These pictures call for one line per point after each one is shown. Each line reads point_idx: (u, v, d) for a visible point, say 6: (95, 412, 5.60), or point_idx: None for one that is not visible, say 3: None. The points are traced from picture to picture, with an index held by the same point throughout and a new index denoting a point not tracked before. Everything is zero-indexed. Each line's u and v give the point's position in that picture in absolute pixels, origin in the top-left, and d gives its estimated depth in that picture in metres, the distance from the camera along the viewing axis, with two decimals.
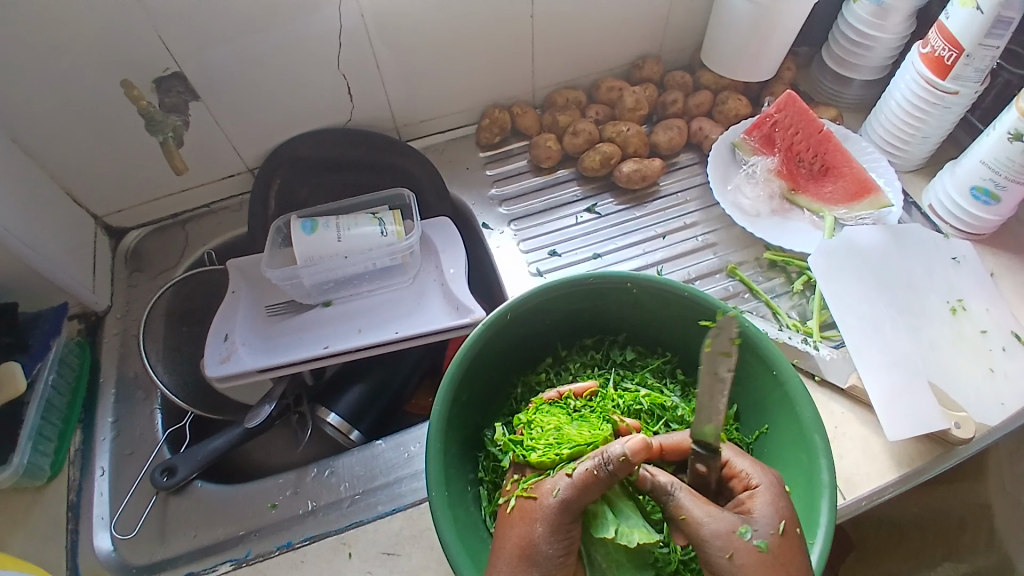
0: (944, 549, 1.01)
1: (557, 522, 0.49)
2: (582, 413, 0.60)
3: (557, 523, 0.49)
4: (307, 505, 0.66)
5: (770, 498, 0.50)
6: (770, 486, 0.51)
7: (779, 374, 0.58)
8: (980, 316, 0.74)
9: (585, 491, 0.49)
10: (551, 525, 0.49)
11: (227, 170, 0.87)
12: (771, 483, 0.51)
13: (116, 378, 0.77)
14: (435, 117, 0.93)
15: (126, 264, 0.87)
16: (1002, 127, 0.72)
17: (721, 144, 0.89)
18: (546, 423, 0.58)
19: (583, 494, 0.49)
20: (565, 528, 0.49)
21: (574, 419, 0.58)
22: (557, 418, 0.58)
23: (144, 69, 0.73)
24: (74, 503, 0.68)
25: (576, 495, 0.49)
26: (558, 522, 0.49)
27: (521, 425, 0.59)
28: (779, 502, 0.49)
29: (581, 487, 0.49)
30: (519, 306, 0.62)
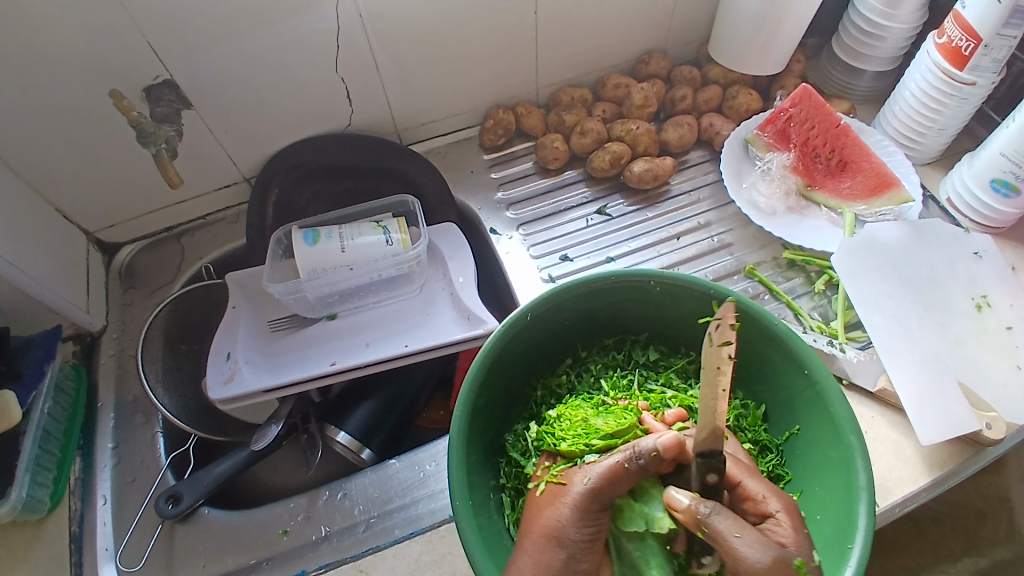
0: (963, 545, 0.98)
1: (587, 511, 0.47)
2: (611, 407, 0.59)
3: (585, 513, 0.47)
4: (320, 530, 0.63)
5: (791, 523, 0.47)
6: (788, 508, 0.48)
7: (810, 374, 0.56)
8: (1006, 312, 0.72)
9: (618, 484, 0.47)
10: (580, 513, 0.47)
11: (223, 180, 0.84)
12: (788, 507, 0.48)
13: (113, 403, 0.74)
14: (436, 120, 0.90)
15: (121, 281, 0.84)
16: (1023, 118, 0.70)
17: (734, 140, 0.86)
18: (571, 417, 0.57)
19: (613, 487, 0.47)
20: (593, 520, 0.47)
21: (601, 411, 0.58)
22: (585, 411, 0.58)
23: (134, 78, 0.69)
24: (76, 535, 0.65)
25: (606, 485, 0.47)
26: (585, 509, 0.47)
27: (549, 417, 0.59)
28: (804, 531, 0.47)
29: (612, 477, 0.47)
30: (540, 305, 0.60)
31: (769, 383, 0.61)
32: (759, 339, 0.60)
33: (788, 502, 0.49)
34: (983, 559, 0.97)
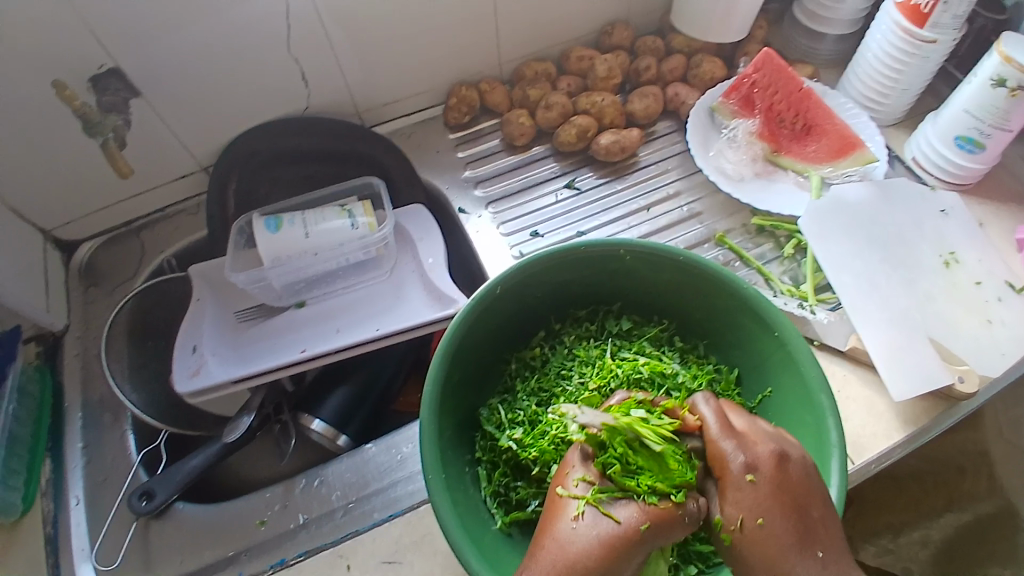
0: (945, 500, 0.98)
1: (616, 556, 0.43)
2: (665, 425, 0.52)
3: (621, 556, 0.43)
4: (298, 518, 0.62)
5: (756, 494, 0.46)
6: (731, 475, 0.47)
7: (780, 335, 0.56)
8: (973, 268, 0.73)
9: (662, 533, 0.45)
10: (613, 554, 0.43)
11: (179, 170, 0.81)
12: (765, 470, 0.47)
13: (80, 403, 0.72)
14: (398, 100, 0.87)
15: (81, 279, 0.81)
16: (983, 74, 0.71)
17: (699, 109, 0.86)
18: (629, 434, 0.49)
19: (662, 534, 0.45)
20: (630, 563, 0.44)
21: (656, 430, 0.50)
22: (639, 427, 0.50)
23: (78, 67, 0.66)
24: (52, 536, 0.63)
25: (654, 530, 0.44)
26: (623, 551, 0.43)
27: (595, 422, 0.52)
28: (747, 494, 0.47)
29: (661, 521, 0.45)
30: (509, 279, 0.59)
31: (741, 346, 0.61)
32: (730, 304, 0.60)
33: (732, 466, 0.47)
34: (966, 513, 0.96)
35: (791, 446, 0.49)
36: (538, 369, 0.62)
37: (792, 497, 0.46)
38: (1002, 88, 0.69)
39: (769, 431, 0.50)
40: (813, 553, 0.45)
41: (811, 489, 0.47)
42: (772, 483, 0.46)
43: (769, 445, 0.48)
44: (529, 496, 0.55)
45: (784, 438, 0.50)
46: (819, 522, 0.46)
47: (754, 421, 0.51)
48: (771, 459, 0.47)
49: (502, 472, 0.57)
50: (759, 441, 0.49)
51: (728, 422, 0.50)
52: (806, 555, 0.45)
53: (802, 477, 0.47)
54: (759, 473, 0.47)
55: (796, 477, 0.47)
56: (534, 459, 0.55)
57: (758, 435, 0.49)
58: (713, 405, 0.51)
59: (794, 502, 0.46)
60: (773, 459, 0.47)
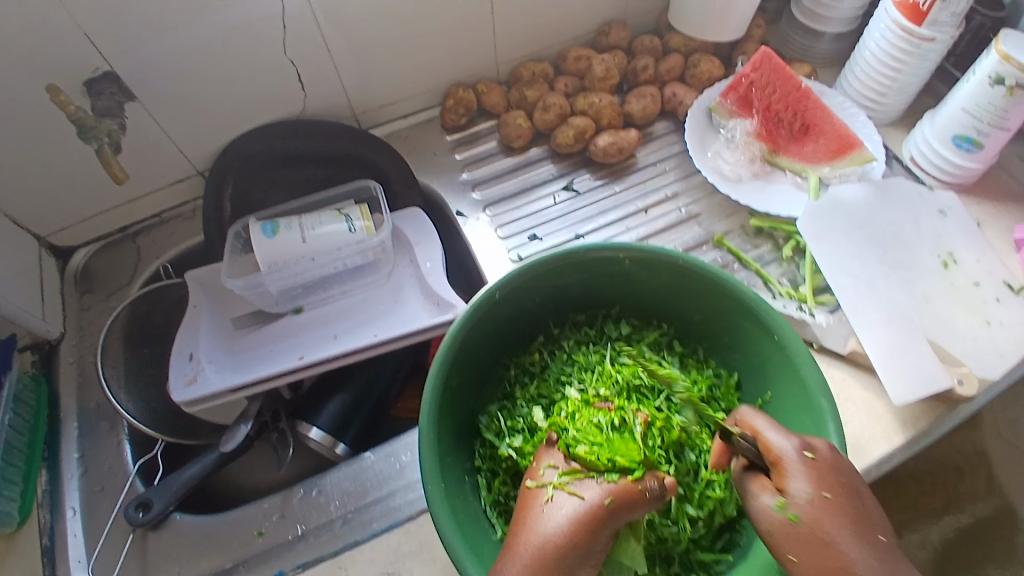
0: (943, 501, 0.98)
1: (586, 534, 0.44)
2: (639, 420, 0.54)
3: (588, 535, 0.44)
4: (296, 529, 0.62)
5: (820, 471, 0.45)
6: (792, 455, 0.45)
7: (780, 339, 0.56)
8: (972, 268, 0.73)
9: (630, 508, 0.45)
10: (582, 531, 0.44)
11: (174, 175, 0.80)
12: (824, 448, 0.46)
13: (76, 412, 0.72)
14: (395, 102, 0.87)
15: (77, 286, 0.80)
16: (982, 72, 0.70)
17: (697, 109, 0.85)
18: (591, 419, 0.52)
19: (627, 510, 0.45)
20: (598, 543, 0.45)
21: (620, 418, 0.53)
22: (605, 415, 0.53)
23: (72, 72, 0.66)
24: (49, 547, 0.64)
25: (621, 507, 0.45)
26: (589, 530, 0.44)
27: (565, 412, 0.55)
28: (813, 470, 0.45)
29: (628, 499, 0.45)
30: (508, 284, 0.58)
31: (740, 350, 0.61)
32: (729, 307, 0.59)
33: (792, 445, 0.46)
34: (964, 516, 0.97)
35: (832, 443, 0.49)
36: (538, 374, 0.62)
37: (848, 478, 0.45)
38: (1000, 86, 0.69)
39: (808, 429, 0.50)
40: (876, 537, 0.43)
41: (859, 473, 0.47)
42: (832, 463, 0.45)
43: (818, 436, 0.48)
44: None
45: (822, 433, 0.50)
46: (872, 506, 0.45)
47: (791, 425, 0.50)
48: (825, 444, 0.47)
49: (502, 480, 0.57)
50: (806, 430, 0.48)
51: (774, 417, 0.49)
52: (869, 537, 0.43)
53: (852, 467, 0.47)
54: (818, 450, 0.46)
55: (848, 462, 0.46)
56: None
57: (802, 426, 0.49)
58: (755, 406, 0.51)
59: (850, 483, 0.45)
60: (827, 444, 0.47)
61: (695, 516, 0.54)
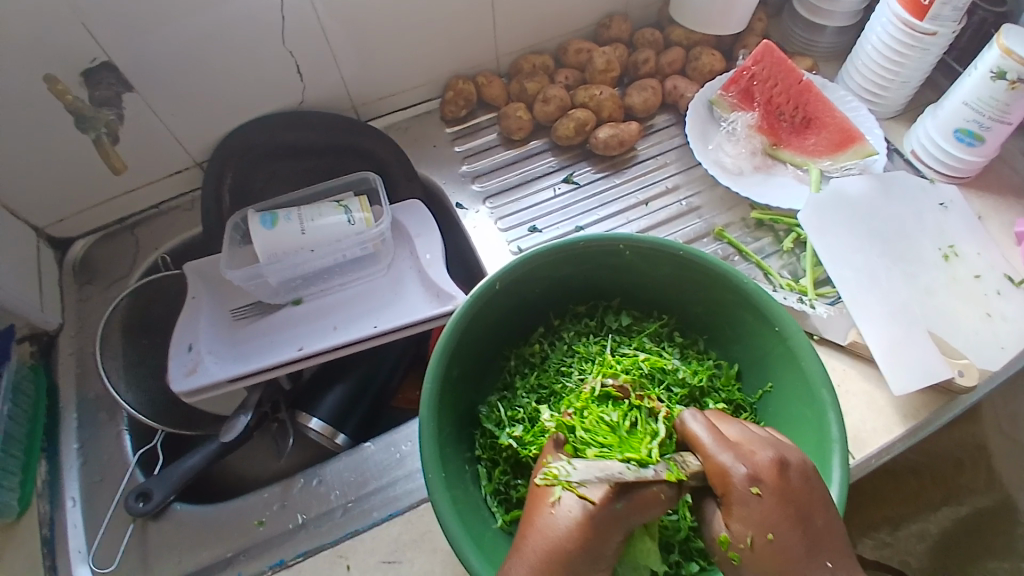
0: (943, 494, 0.99)
1: (593, 537, 0.43)
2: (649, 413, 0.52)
3: (596, 538, 0.43)
4: (297, 518, 0.62)
5: (766, 508, 0.44)
6: (737, 491, 0.45)
7: (781, 331, 0.56)
8: (973, 261, 0.73)
9: (641, 510, 0.44)
10: (588, 536, 0.43)
11: (173, 165, 0.80)
12: (769, 480, 0.45)
13: (76, 402, 0.72)
14: (395, 94, 0.87)
15: (75, 277, 0.80)
16: (984, 66, 0.70)
17: (698, 102, 0.85)
18: (599, 416, 0.51)
19: (637, 512, 0.44)
20: (609, 544, 0.44)
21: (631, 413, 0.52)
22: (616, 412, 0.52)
23: (70, 61, 0.65)
24: (49, 538, 0.63)
25: (633, 511, 0.44)
26: (599, 533, 0.43)
27: (573, 409, 0.54)
28: (755, 509, 0.44)
29: (638, 504, 0.44)
30: (508, 275, 0.58)
31: (740, 341, 0.61)
32: (730, 298, 0.59)
33: (736, 481, 0.45)
34: (963, 507, 0.97)
35: (787, 450, 0.47)
36: (538, 365, 0.62)
37: (798, 507, 0.45)
38: (1002, 80, 0.69)
39: (760, 437, 0.48)
40: (821, 562, 0.45)
41: (814, 493, 0.46)
42: (776, 494, 0.44)
43: (767, 453, 0.46)
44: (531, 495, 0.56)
45: (779, 442, 0.48)
46: (824, 529, 0.45)
47: (744, 432, 0.48)
48: (772, 467, 0.45)
49: (502, 469, 0.57)
50: (758, 453, 0.46)
51: (725, 436, 0.47)
52: (815, 565, 0.44)
53: (802, 482, 0.46)
54: (765, 486, 0.44)
55: (797, 483, 0.45)
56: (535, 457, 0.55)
57: (754, 445, 0.47)
58: (702, 418, 0.48)
59: (800, 511, 0.45)
60: (774, 467, 0.45)
61: (694, 504, 0.54)
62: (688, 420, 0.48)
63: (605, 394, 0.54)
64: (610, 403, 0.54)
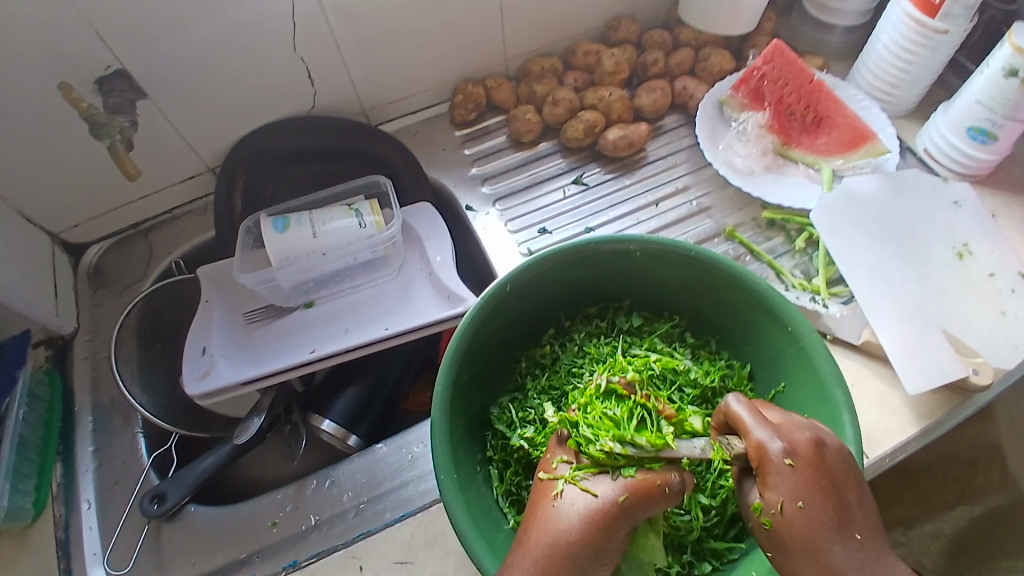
0: (957, 493, 0.98)
1: (596, 531, 0.44)
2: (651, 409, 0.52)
3: (601, 531, 0.44)
4: (310, 520, 0.62)
5: (798, 480, 0.45)
6: (771, 464, 0.45)
7: (794, 331, 0.56)
8: (986, 260, 0.72)
9: (649, 507, 0.45)
10: (592, 528, 0.44)
11: (186, 171, 0.81)
12: (804, 456, 0.45)
13: (90, 406, 0.72)
14: (404, 98, 0.87)
15: (90, 283, 0.81)
16: (995, 64, 0.70)
17: (708, 102, 0.85)
18: (603, 412, 0.51)
19: (645, 507, 0.45)
20: (614, 538, 0.45)
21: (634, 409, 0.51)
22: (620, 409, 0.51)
23: (85, 69, 0.66)
24: (64, 541, 0.64)
25: (637, 505, 0.45)
26: (603, 526, 0.44)
27: (576, 405, 0.53)
28: (789, 481, 0.45)
29: (643, 497, 0.45)
30: (519, 277, 0.58)
31: (752, 342, 0.61)
32: (741, 299, 0.59)
33: (771, 455, 0.45)
34: (977, 507, 0.96)
35: (825, 432, 0.47)
36: (549, 367, 0.62)
37: (832, 483, 0.45)
38: (1014, 78, 0.69)
39: (801, 419, 0.48)
40: (851, 536, 0.44)
41: (848, 472, 0.46)
42: (812, 467, 0.45)
43: (805, 432, 0.46)
44: None
45: (817, 425, 0.48)
46: (856, 504, 0.45)
47: (785, 414, 0.49)
48: (809, 445, 0.46)
49: (514, 471, 0.57)
50: (796, 430, 0.46)
51: (764, 415, 0.48)
52: (846, 538, 0.44)
53: (838, 460, 0.46)
54: (800, 459, 0.45)
55: (833, 460, 0.45)
56: (546, 458, 0.55)
57: (793, 424, 0.47)
58: (746, 401, 0.49)
59: (833, 487, 0.45)
60: (812, 444, 0.46)
61: (707, 505, 0.53)
62: (733, 401, 0.49)
63: (610, 390, 0.53)
64: (614, 399, 0.53)
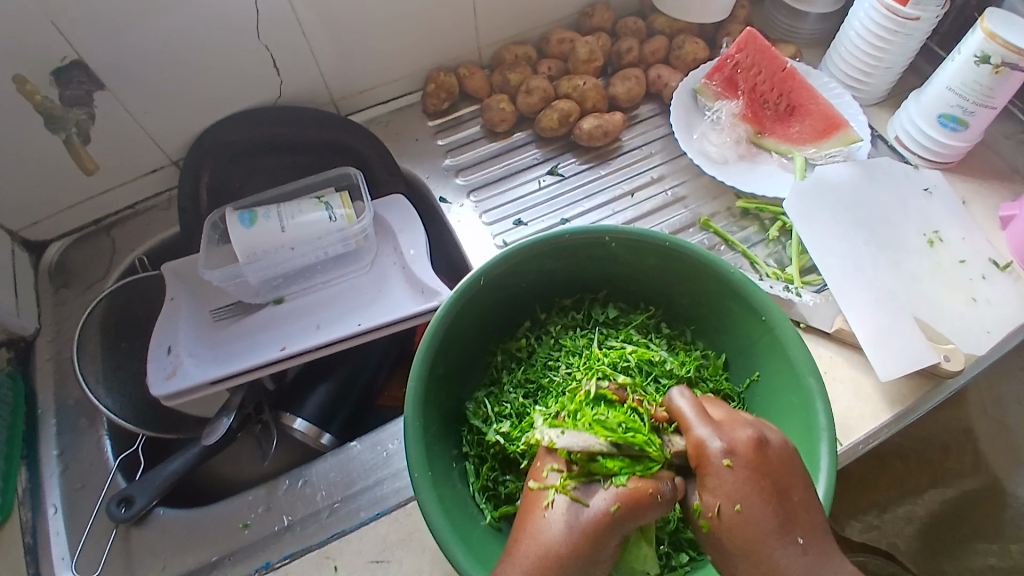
0: (929, 477, 1.00)
1: (586, 546, 0.43)
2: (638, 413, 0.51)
3: (593, 542, 0.43)
4: (283, 520, 0.61)
5: (735, 479, 0.45)
6: (710, 463, 0.46)
7: (768, 320, 0.56)
8: (957, 247, 0.73)
9: (638, 515, 0.44)
10: (586, 538, 0.43)
11: (149, 164, 0.78)
12: (742, 456, 0.46)
13: (54, 408, 0.70)
14: (375, 87, 0.85)
15: (52, 281, 0.78)
16: (967, 51, 0.70)
17: (682, 91, 0.84)
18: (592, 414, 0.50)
19: (637, 515, 0.44)
20: (605, 550, 0.44)
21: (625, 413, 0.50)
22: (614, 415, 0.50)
23: (38, 59, 0.64)
24: (31, 546, 0.62)
25: (628, 515, 0.44)
26: (593, 538, 0.43)
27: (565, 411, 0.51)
28: (727, 480, 0.45)
29: (631, 505, 0.44)
30: (493, 270, 0.57)
31: (727, 331, 0.61)
32: (715, 289, 0.59)
33: (710, 454, 0.46)
34: (950, 490, 0.99)
35: (768, 430, 0.48)
36: (524, 360, 0.62)
37: (772, 484, 0.45)
38: (986, 65, 0.69)
39: (746, 420, 0.49)
40: (793, 539, 0.44)
41: (791, 473, 0.46)
42: (750, 467, 0.45)
43: (747, 431, 0.47)
44: (518, 490, 0.55)
45: (761, 424, 0.49)
46: (799, 505, 0.45)
47: (729, 414, 0.50)
48: (749, 444, 0.46)
49: (490, 466, 0.56)
50: (737, 430, 0.47)
51: (706, 414, 0.49)
52: (785, 542, 0.44)
53: (780, 460, 0.46)
54: (738, 458, 0.46)
55: (773, 460, 0.46)
56: (523, 452, 0.55)
57: (735, 423, 0.48)
58: (689, 396, 0.51)
59: (773, 486, 0.45)
60: (751, 443, 0.46)
61: None
62: (675, 398, 0.51)
63: (599, 396, 0.52)
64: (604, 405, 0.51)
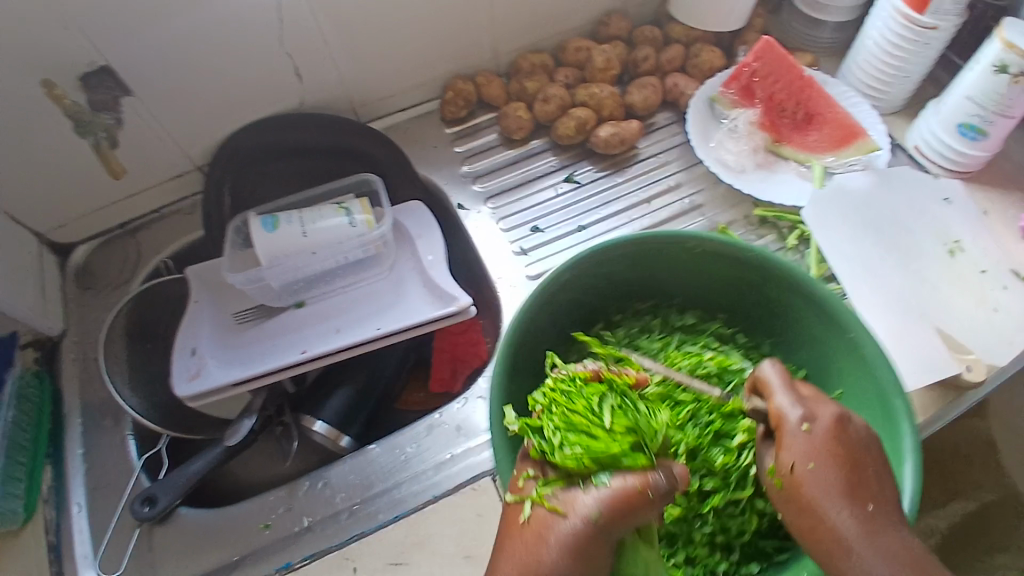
0: (949, 489, 0.99)
1: (578, 552, 0.42)
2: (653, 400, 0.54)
3: (583, 550, 0.42)
4: (302, 521, 0.62)
5: (810, 444, 0.49)
6: (789, 426, 0.51)
7: (853, 336, 0.55)
8: (977, 256, 0.73)
9: (631, 514, 0.43)
10: (572, 551, 0.42)
11: (173, 169, 0.80)
12: (825, 424, 0.50)
13: (79, 408, 0.72)
14: (394, 95, 0.86)
15: (77, 283, 0.80)
16: (986, 59, 0.70)
17: (699, 100, 0.85)
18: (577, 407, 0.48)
19: (626, 516, 0.42)
20: (599, 556, 0.42)
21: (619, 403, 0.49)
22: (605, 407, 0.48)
23: (68, 67, 0.65)
24: (54, 544, 0.63)
25: (616, 514, 0.42)
26: (583, 547, 0.42)
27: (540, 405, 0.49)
28: (805, 441, 0.50)
29: (617, 504, 0.42)
30: (575, 268, 0.59)
31: (806, 346, 0.61)
32: (796, 303, 0.59)
33: (789, 417, 0.51)
34: (972, 503, 0.98)
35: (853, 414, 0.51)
36: None
37: (848, 455, 0.48)
38: (1004, 74, 0.69)
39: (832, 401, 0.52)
40: (863, 507, 0.47)
41: (873, 454, 0.49)
42: (828, 435, 0.49)
43: (832, 408, 0.51)
44: None
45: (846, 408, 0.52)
46: (876, 479, 0.48)
47: (816, 393, 0.54)
48: (834, 418, 0.50)
49: None
50: (820, 404, 0.51)
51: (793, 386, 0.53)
52: (856, 507, 0.47)
53: (861, 439, 0.49)
54: (816, 424, 0.50)
55: (853, 436, 0.49)
56: None
57: (820, 401, 0.52)
58: (779, 369, 0.54)
59: (849, 456, 0.48)
60: (836, 418, 0.50)
61: (698, 491, 0.56)
62: (763, 365, 0.55)
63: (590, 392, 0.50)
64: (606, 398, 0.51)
